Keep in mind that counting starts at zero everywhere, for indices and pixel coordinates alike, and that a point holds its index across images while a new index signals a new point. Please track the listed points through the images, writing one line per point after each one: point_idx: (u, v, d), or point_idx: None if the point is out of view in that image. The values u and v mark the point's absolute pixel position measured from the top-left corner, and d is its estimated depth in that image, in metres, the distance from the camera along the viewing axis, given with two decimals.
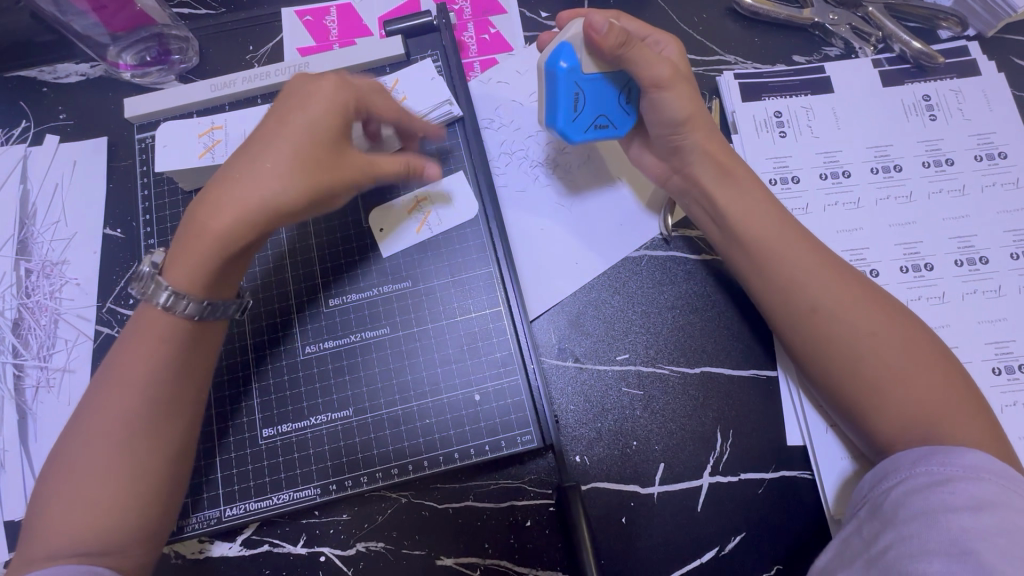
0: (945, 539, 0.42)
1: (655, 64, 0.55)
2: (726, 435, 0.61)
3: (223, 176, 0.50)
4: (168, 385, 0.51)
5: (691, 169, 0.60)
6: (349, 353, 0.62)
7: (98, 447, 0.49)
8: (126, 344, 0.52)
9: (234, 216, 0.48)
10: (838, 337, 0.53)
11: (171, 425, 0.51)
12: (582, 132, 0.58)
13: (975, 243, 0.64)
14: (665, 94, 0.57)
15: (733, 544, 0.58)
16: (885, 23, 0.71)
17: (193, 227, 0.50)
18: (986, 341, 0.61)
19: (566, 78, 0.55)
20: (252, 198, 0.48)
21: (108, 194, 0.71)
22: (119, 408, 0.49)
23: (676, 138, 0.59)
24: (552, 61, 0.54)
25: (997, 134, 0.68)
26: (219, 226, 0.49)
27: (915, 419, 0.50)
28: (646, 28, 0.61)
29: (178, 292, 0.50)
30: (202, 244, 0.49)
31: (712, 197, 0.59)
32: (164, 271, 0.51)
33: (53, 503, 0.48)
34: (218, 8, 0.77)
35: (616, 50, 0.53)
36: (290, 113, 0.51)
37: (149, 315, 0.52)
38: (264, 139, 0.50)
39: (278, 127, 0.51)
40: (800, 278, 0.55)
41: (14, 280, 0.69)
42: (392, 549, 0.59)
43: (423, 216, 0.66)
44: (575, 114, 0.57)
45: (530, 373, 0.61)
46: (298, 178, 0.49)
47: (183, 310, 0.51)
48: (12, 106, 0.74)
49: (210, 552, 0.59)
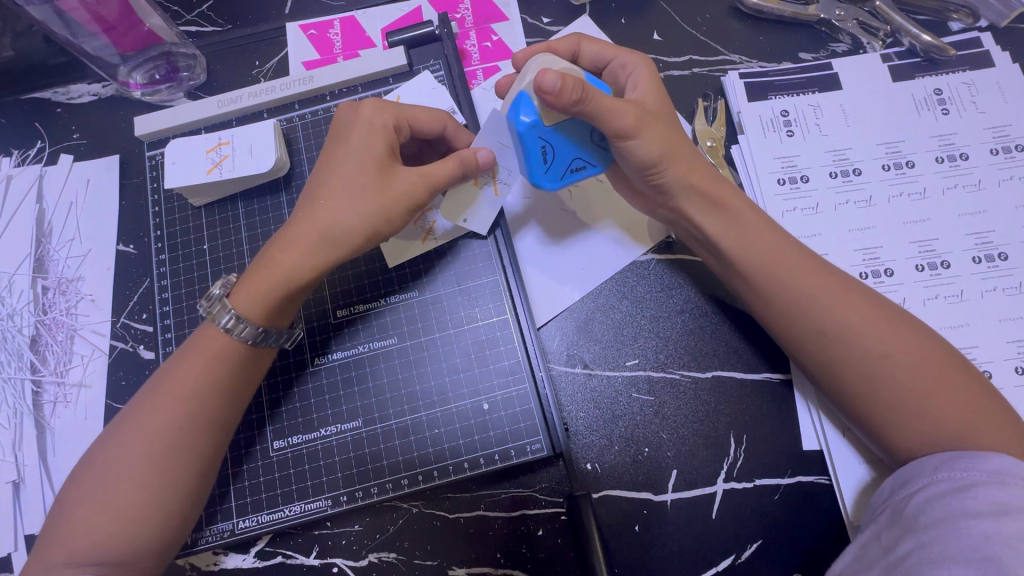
0: (965, 545, 0.41)
1: (616, 113, 0.51)
2: (739, 441, 0.60)
3: (293, 217, 0.54)
4: (212, 402, 0.52)
5: (677, 205, 0.58)
6: (357, 365, 0.62)
7: (133, 454, 0.50)
8: (181, 354, 0.54)
9: (311, 248, 0.52)
10: (848, 354, 0.51)
11: (213, 444, 0.52)
12: (556, 180, 0.56)
13: (993, 239, 0.63)
14: (633, 143, 0.53)
15: (749, 552, 0.57)
16: (893, 17, 0.70)
17: (266, 257, 0.53)
18: (1007, 340, 0.59)
19: (528, 133, 0.52)
20: (316, 233, 0.52)
21: (121, 211, 0.73)
22: (163, 420, 0.50)
23: (653, 178, 0.56)
24: (513, 116, 0.52)
25: (1012, 126, 0.66)
26: (291, 258, 0.52)
27: (939, 429, 0.48)
28: (610, 51, 0.61)
29: (239, 316, 0.52)
30: (275, 273, 0.52)
31: (705, 224, 0.57)
32: (233, 296, 0.53)
33: (80, 503, 0.49)
34: (224, 25, 0.78)
35: (571, 107, 0.49)
36: (340, 149, 0.54)
37: (207, 333, 0.54)
38: (337, 173, 0.53)
39: (328, 165, 0.54)
40: (809, 298, 0.53)
41: (31, 297, 0.70)
42: (404, 560, 0.59)
43: (430, 225, 0.65)
44: (548, 164, 0.54)
45: (539, 382, 0.61)
46: (356, 211, 0.52)
47: (241, 333, 0.53)
48: (28, 127, 0.75)
49: (224, 563, 0.60)
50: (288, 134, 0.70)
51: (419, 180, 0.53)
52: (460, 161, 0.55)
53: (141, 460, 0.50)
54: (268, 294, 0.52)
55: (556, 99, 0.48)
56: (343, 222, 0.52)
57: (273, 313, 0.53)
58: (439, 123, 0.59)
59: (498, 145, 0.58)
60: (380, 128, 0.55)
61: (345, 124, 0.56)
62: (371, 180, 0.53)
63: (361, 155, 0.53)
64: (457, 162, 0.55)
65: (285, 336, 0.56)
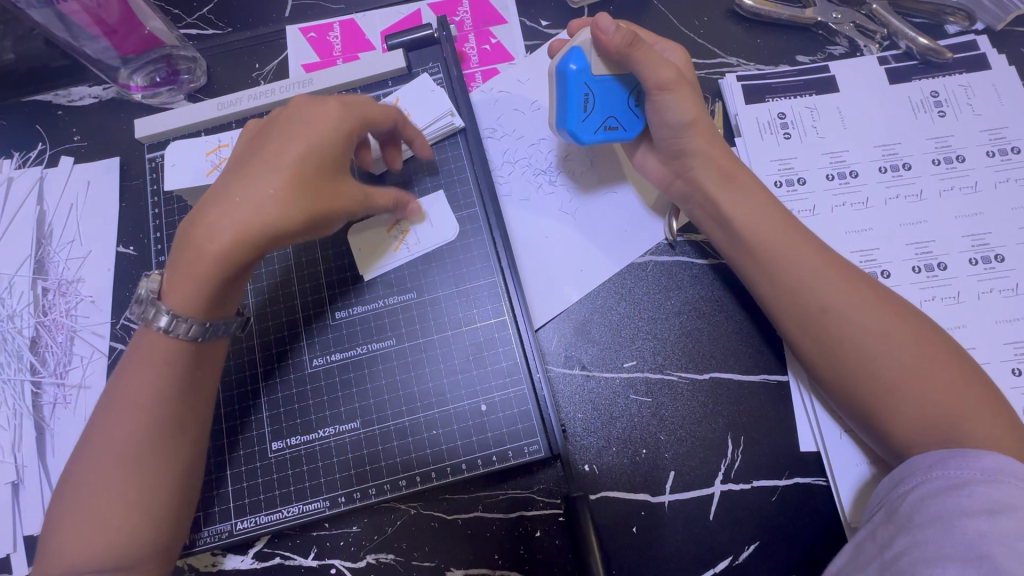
0: (959, 544, 0.41)
1: (658, 65, 0.55)
2: (737, 442, 0.60)
3: (219, 197, 0.48)
4: (166, 404, 0.51)
5: (693, 174, 0.60)
6: (356, 366, 0.63)
7: (101, 471, 0.49)
8: (128, 360, 0.52)
9: (241, 241, 0.47)
10: (848, 333, 0.52)
11: (176, 445, 0.51)
12: (592, 134, 0.59)
13: (989, 240, 0.63)
14: (667, 97, 0.56)
15: (747, 553, 0.57)
16: (890, 20, 0.70)
17: (193, 243, 0.48)
18: (1004, 341, 0.60)
19: (576, 78, 0.56)
20: (249, 221, 0.47)
21: (121, 213, 0.73)
22: (120, 432, 0.50)
23: (678, 141, 0.59)
24: (562, 63, 0.56)
25: (1009, 129, 0.66)
26: (218, 241, 0.47)
27: (935, 417, 0.48)
28: (654, 37, 0.63)
29: (176, 314, 0.50)
30: (206, 258, 0.48)
31: (715, 201, 0.58)
32: (165, 297, 0.50)
33: (62, 526, 0.49)
34: (225, 28, 0.78)
35: (623, 49, 0.53)
36: (294, 133, 0.51)
37: (149, 335, 0.52)
38: (264, 149, 0.50)
39: (275, 147, 0.50)
40: (810, 276, 0.54)
41: (31, 299, 0.71)
42: (401, 561, 0.59)
43: (401, 235, 0.65)
44: (587, 114, 0.58)
45: (536, 382, 0.61)
46: (293, 202, 0.48)
47: (176, 331, 0.51)
48: (29, 129, 0.76)
49: (222, 564, 0.60)
50: None
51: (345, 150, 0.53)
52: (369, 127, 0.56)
53: (107, 475, 0.49)
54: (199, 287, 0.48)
55: (608, 41, 0.52)
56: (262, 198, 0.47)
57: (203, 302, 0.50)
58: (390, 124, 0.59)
59: (427, 219, 0.66)
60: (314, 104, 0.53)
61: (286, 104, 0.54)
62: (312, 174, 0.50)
63: (292, 130, 0.51)
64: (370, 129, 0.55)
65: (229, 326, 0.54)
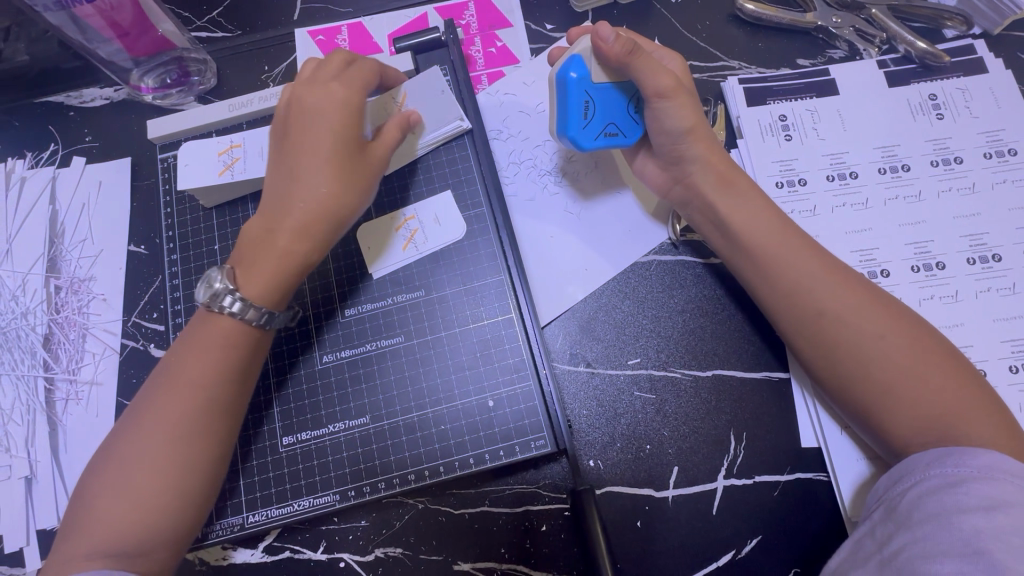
0: (956, 540, 0.42)
1: (658, 73, 0.55)
2: (739, 438, 0.61)
3: (282, 201, 0.55)
4: (222, 391, 0.53)
5: (692, 180, 0.61)
6: (365, 362, 0.64)
7: (146, 446, 0.51)
8: (186, 345, 0.54)
9: (315, 233, 0.55)
10: (844, 336, 0.53)
11: (223, 434, 0.53)
12: (593, 141, 0.59)
13: (987, 241, 0.64)
14: (666, 104, 0.57)
15: (749, 547, 0.58)
16: (889, 25, 0.71)
17: (265, 244, 0.55)
18: (1001, 340, 0.61)
19: (575, 86, 0.56)
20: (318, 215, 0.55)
21: (133, 212, 0.74)
22: (175, 410, 0.51)
23: (677, 148, 0.60)
24: (562, 71, 0.56)
25: (1006, 131, 0.68)
26: (296, 245, 0.55)
27: (932, 417, 0.49)
28: (650, 44, 0.64)
29: (246, 300, 0.54)
30: (282, 261, 0.54)
31: (714, 206, 0.59)
32: (240, 286, 0.54)
33: (98, 497, 0.50)
34: (234, 31, 0.79)
35: (624, 57, 0.54)
36: (319, 125, 0.56)
37: (209, 321, 0.54)
38: (308, 157, 0.55)
39: (310, 144, 0.55)
40: (807, 281, 0.55)
41: (44, 296, 0.72)
42: (409, 554, 0.60)
43: (410, 234, 0.67)
44: (586, 122, 0.58)
45: (543, 379, 0.62)
46: (352, 190, 0.56)
47: (245, 317, 0.54)
48: (42, 130, 0.77)
49: (233, 558, 0.61)
50: None
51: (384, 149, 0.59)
52: (399, 125, 0.60)
53: (149, 452, 0.50)
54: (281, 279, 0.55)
55: (608, 49, 0.53)
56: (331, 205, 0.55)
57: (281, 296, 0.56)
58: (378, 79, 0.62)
59: (435, 219, 0.67)
60: (334, 103, 0.56)
61: (304, 103, 0.56)
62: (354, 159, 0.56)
63: (327, 137, 0.55)
64: (400, 124, 0.61)
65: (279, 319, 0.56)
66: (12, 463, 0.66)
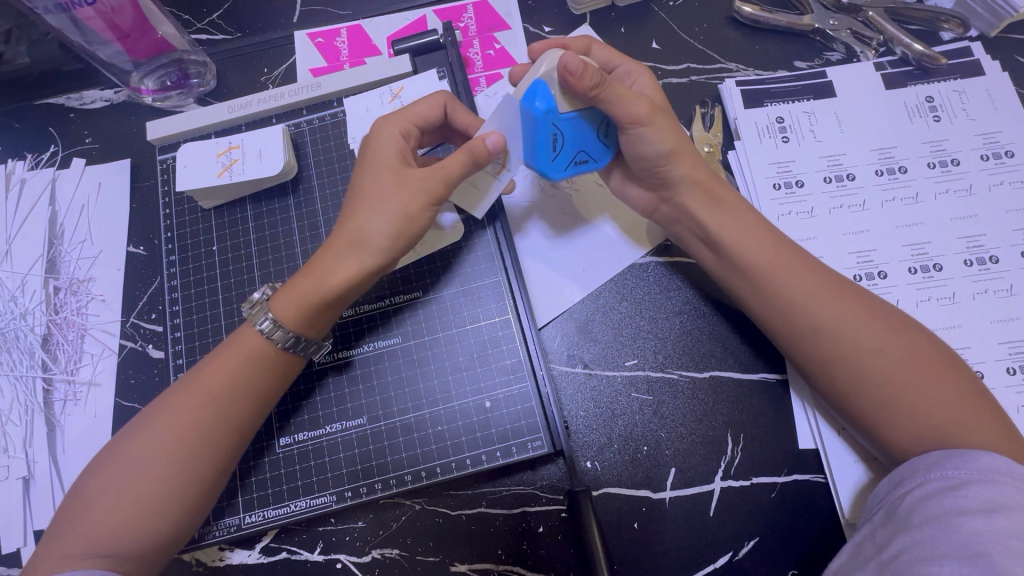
0: (956, 543, 0.42)
1: (631, 103, 0.54)
2: (737, 440, 0.61)
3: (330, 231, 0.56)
4: (240, 403, 0.54)
5: (679, 200, 0.60)
6: (362, 363, 0.64)
7: (155, 448, 0.51)
8: (212, 355, 0.55)
9: (339, 256, 0.53)
10: (843, 350, 0.53)
11: (231, 442, 0.53)
12: (561, 171, 0.57)
13: (984, 242, 0.64)
14: (643, 130, 0.56)
15: (746, 549, 0.58)
16: (886, 27, 0.71)
17: (305, 270, 0.55)
18: (999, 341, 0.61)
19: (543, 119, 0.52)
20: (347, 240, 0.54)
21: (132, 213, 0.74)
22: (191, 416, 0.52)
23: (660, 171, 0.59)
24: (528, 103, 0.52)
25: (1002, 133, 0.68)
26: (337, 272, 0.53)
27: (931, 425, 0.49)
28: (617, 58, 0.65)
29: (278, 321, 0.54)
30: (313, 288, 0.53)
31: (704, 224, 0.59)
32: (273, 302, 0.55)
33: (97, 492, 0.51)
34: (234, 33, 0.80)
35: (592, 90, 0.50)
36: (365, 158, 0.57)
37: (244, 334, 0.56)
38: (360, 188, 0.55)
39: (357, 176, 0.56)
40: (803, 296, 0.55)
41: (43, 297, 0.72)
42: (406, 556, 0.60)
43: None
44: (555, 155, 0.55)
45: (540, 380, 0.62)
46: (383, 215, 0.53)
47: (273, 336, 0.54)
48: (41, 131, 0.77)
49: (230, 559, 0.61)
50: (296, 139, 0.72)
51: (430, 174, 0.54)
52: (467, 154, 0.54)
53: (158, 455, 0.51)
54: (307, 304, 0.53)
55: (577, 81, 0.49)
56: (371, 228, 0.53)
57: (312, 320, 0.55)
58: (438, 107, 0.60)
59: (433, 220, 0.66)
60: (391, 136, 0.57)
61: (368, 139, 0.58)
62: (389, 185, 0.54)
63: (378, 167, 0.56)
64: (465, 155, 0.54)
65: (314, 347, 0.57)
66: (10, 463, 0.66)
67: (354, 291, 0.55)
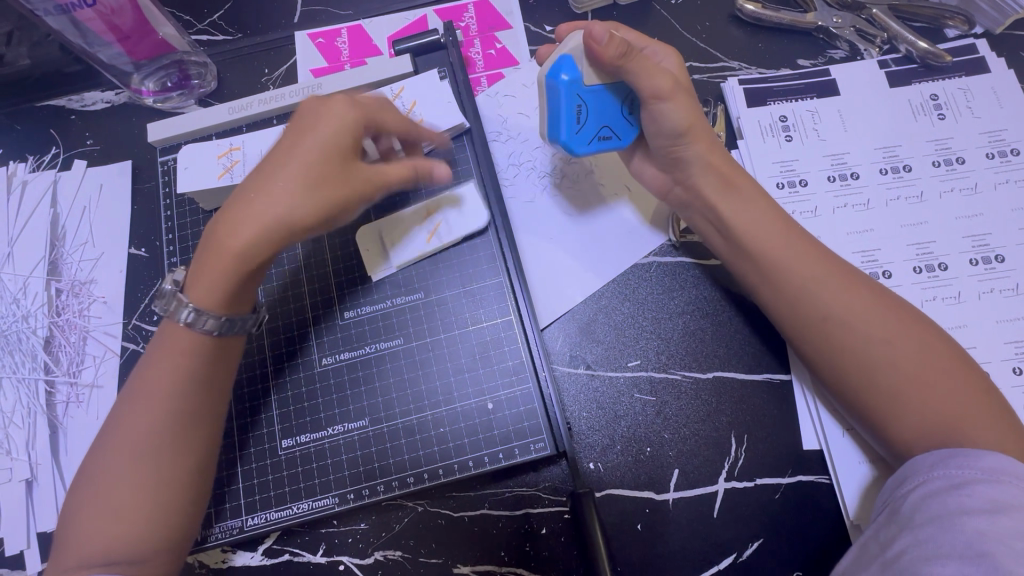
0: (959, 542, 0.42)
1: (654, 75, 0.55)
2: (740, 441, 0.61)
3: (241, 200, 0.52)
4: (194, 394, 0.53)
5: (692, 181, 0.60)
6: (364, 365, 0.64)
7: (128, 454, 0.51)
8: (152, 355, 0.55)
9: (263, 235, 0.51)
10: (848, 342, 0.52)
11: (201, 434, 0.54)
12: (585, 146, 0.58)
13: (990, 241, 0.64)
14: (664, 105, 0.56)
15: (750, 550, 0.58)
16: (890, 24, 0.71)
17: (215, 244, 0.52)
18: (1005, 340, 0.60)
19: (568, 90, 0.55)
20: (270, 218, 0.51)
21: (133, 215, 0.74)
22: (148, 419, 0.52)
23: (675, 150, 0.59)
24: (552, 74, 0.55)
25: (1008, 131, 0.67)
26: (271, 248, 0.52)
27: (936, 423, 0.49)
28: (642, 41, 0.62)
29: (200, 309, 0.53)
30: (229, 266, 0.52)
31: (717, 210, 0.59)
32: (187, 290, 0.53)
33: (86, 510, 0.50)
34: (235, 34, 0.79)
35: (617, 59, 0.53)
36: (298, 136, 0.53)
37: (172, 330, 0.54)
38: (286, 161, 0.52)
39: (284, 149, 0.53)
40: (809, 287, 0.54)
41: (45, 299, 0.72)
42: (409, 558, 0.60)
43: (433, 226, 0.66)
44: (580, 127, 0.57)
45: (542, 381, 0.62)
46: (309, 197, 0.52)
47: (203, 326, 0.53)
48: (43, 133, 0.77)
49: (233, 561, 0.61)
50: None
51: (378, 172, 0.56)
52: (414, 169, 0.59)
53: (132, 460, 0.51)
54: (224, 284, 0.52)
55: (601, 50, 0.52)
56: (307, 208, 0.52)
57: (234, 296, 0.53)
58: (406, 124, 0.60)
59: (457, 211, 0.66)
60: (333, 113, 0.54)
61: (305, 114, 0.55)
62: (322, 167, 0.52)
63: (320, 143, 0.53)
64: (411, 168, 0.58)
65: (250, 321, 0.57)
66: (13, 466, 0.66)
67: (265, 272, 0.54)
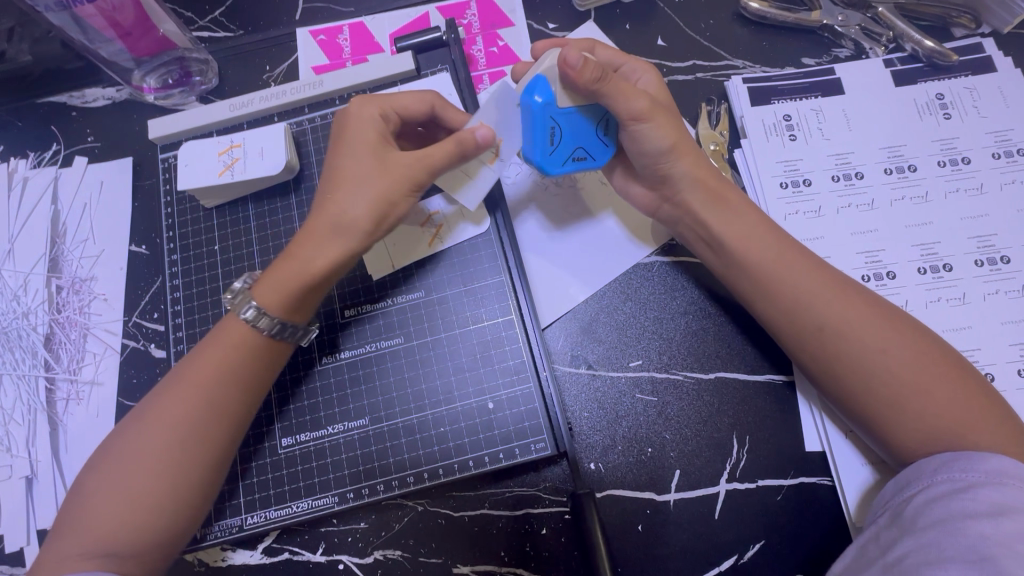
0: (962, 546, 0.42)
1: (630, 98, 0.54)
2: (742, 442, 0.60)
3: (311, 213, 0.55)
4: (235, 391, 0.54)
5: (682, 198, 0.59)
6: (364, 364, 0.63)
7: (146, 445, 0.51)
8: (199, 346, 0.55)
9: (319, 239, 0.53)
10: (846, 351, 0.52)
11: (220, 433, 0.53)
12: (559, 166, 0.58)
13: (995, 242, 0.63)
14: (644, 126, 0.56)
15: (752, 552, 0.58)
16: (896, 23, 0.70)
17: (286, 254, 0.55)
18: (1010, 342, 0.60)
19: (542, 112, 0.54)
20: (327, 221, 0.53)
21: (134, 212, 0.74)
22: (177, 409, 0.52)
23: (661, 168, 0.58)
24: (527, 96, 0.54)
25: (1014, 131, 0.67)
26: (316, 254, 0.53)
27: (938, 431, 0.48)
28: (622, 57, 0.64)
29: (261, 308, 0.53)
30: (291, 273, 0.53)
31: (706, 223, 0.58)
32: (255, 288, 0.54)
33: (100, 493, 0.50)
34: (236, 31, 0.79)
35: (593, 83, 0.52)
36: (343, 144, 0.56)
37: (229, 323, 0.55)
38: (341, 170, 0.54)
39: (337, 159, 0.55)
40: (807, 296, 0.54)
41: (45, 296, 0.72)
42: (409, 557, 0.60)
43: (436, 229, 0.66)
44: (553, 148, 0.57)
45: (542, 381, 0.62)
46: (364, 198, 0.53)
47: (258, 324, 0.54)
48: (44, 130, 0.77)
49: (231, 559, 0.61)
50: (298, 137, 0.71)
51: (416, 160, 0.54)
52: (456, 142, 0.54)
53: (166, 445, 0.51)
54: (290, 287, 0.53)
55: (577, 74, 0.51)
56: (352, 212, 0.53)
57: (297, 305, 0.54)
58: (427, 104, 0.60)
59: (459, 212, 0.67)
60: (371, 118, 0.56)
61: (346, 125, 0.57)
62: (371, 168, 0.54)
63: (359, 149, 0.55)
64: (454, 144, 0.54)
65: (301, 332, 0.57)
66: (13, 463, 0.66)
67: (337, 273, 0.55)
